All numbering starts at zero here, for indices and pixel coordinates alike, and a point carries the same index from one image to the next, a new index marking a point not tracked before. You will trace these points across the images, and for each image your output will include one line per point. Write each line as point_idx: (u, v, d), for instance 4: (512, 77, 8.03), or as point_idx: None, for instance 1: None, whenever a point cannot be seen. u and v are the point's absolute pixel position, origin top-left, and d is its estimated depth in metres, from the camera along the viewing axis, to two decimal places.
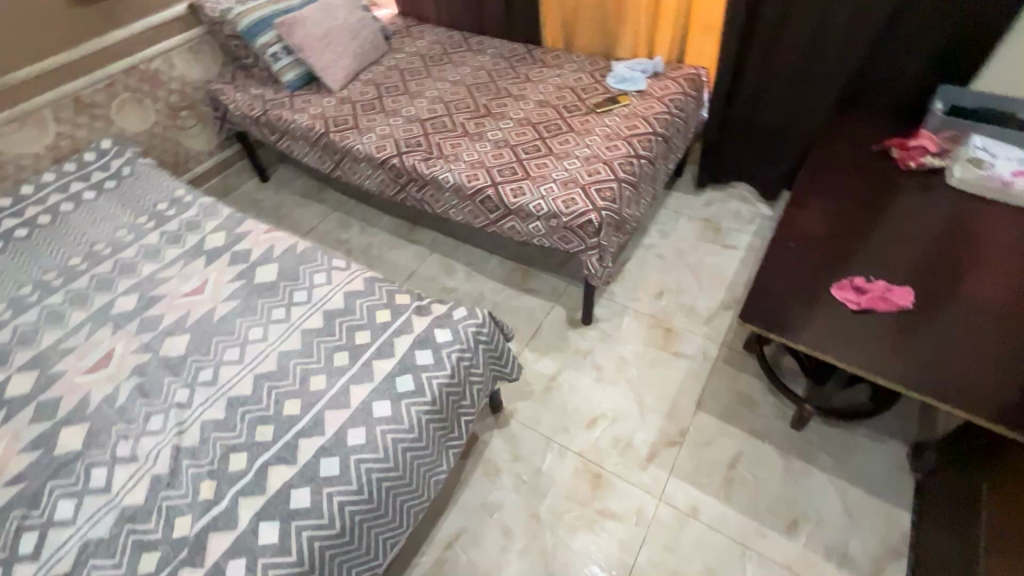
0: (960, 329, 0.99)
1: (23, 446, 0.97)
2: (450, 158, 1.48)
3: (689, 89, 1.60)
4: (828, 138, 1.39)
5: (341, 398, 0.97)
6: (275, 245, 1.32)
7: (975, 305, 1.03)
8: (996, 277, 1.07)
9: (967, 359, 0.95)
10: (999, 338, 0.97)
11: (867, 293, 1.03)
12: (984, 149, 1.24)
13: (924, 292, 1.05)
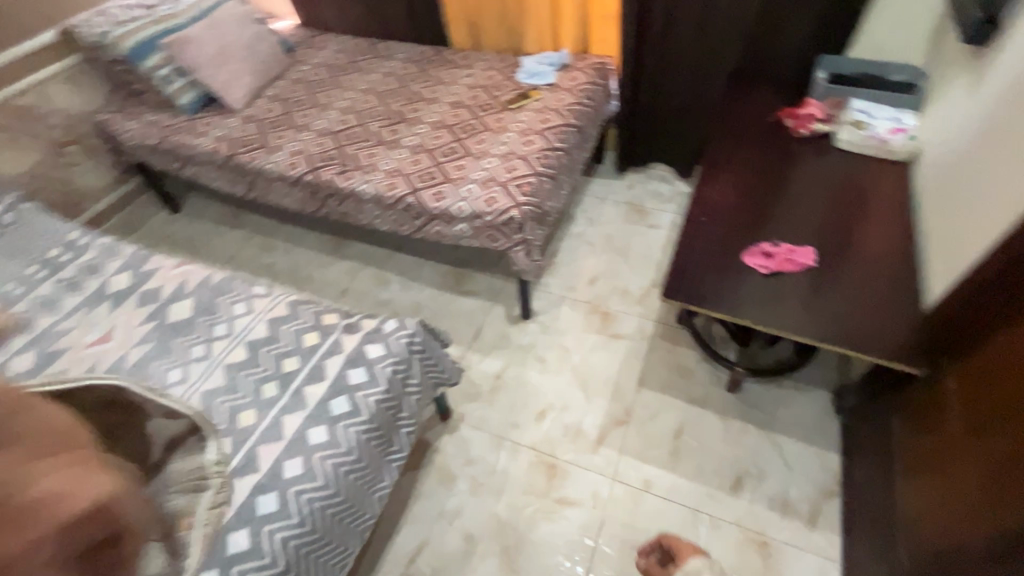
0: (856, 280, 1.08)
1: None
2: (367, 169, 1.45)
3: (596, 78, 1.64)
4: (728, 114, 1.47)
5: (273, 430, 0.93)
6: (187, 279, 1.25)
7: (869, 256, 1.12)
8: (882, 229, 1.16)
9: (866, 308, 1.03)
10: (890, 284, 1.06)
11: (773, 258, 1.10)
12: (863, 111, 1.35)
13: (824, 250, 1.13)
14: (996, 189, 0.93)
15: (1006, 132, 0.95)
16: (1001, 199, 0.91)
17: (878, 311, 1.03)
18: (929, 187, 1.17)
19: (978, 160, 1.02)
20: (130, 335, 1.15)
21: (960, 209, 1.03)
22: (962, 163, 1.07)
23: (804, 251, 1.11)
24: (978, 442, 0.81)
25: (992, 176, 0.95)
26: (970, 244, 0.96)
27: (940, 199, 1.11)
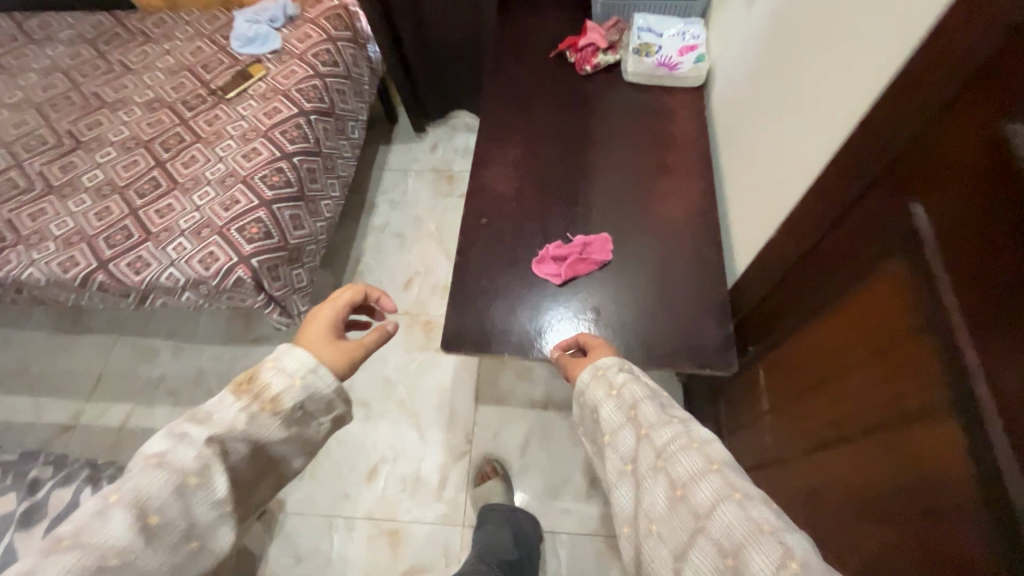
0: (659, 263, 0.92)
1: None
2: (32, 240, 1.02)
3: (336, 31, 1.24)
4: (503, 56, 1.18)
5: None
6: None
7: (671, 227, 0.96)
8: (683, 183, 1.00)
9: (672, 299, 0.89)
10: (693, 260, 0.92)
11: (563, 261, 0.90)
12: (649, 30, 1.11)
13: (621, 234, 0.95)
14: (775, 142, 0.77)
15: (778, 64, 0.78)
16: (779, 155, 0.75)
17: (683, 300, 0.89)
18: (725, 122, 1.00)
19: (759, 96, 0.84)
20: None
21: (749, 160, 0.87)
22: (748, 97, 0.90)
23: (597, 241, 0.93)
24: (797, 462, 0.66)
25: (771, 123, 0.79)
26: (759, 207, 0.82)
27: (733, 142, 0.96)
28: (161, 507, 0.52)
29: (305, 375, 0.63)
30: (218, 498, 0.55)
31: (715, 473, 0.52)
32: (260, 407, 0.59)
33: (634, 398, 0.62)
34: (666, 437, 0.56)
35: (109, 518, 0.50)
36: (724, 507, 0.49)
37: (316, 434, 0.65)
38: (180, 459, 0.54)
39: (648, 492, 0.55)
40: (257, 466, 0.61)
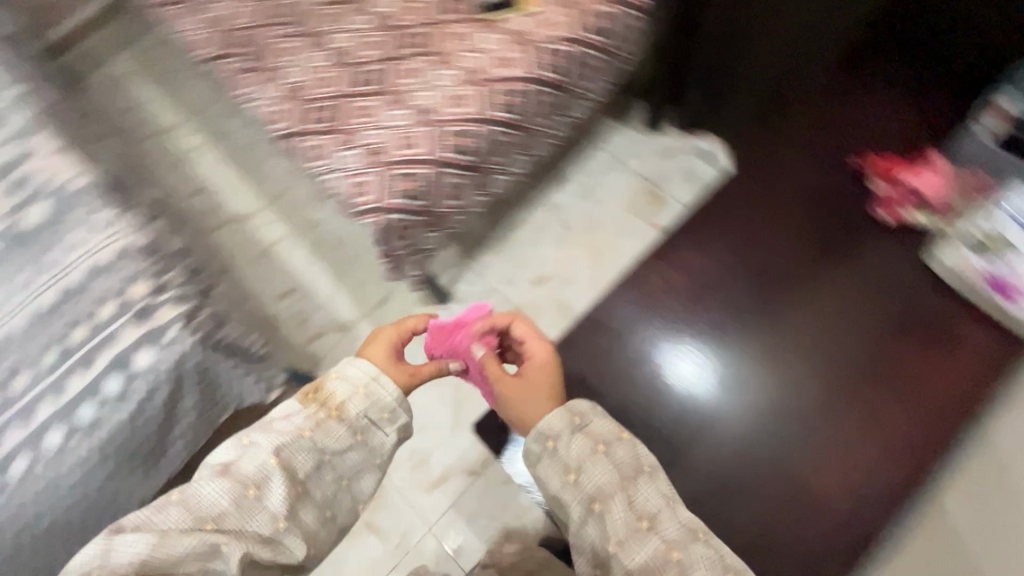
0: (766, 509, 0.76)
1: None
2: (275, 78, 1.13)
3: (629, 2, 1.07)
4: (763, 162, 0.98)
5: (24, 413, 0.87)
6: (59, 177, 1.13)
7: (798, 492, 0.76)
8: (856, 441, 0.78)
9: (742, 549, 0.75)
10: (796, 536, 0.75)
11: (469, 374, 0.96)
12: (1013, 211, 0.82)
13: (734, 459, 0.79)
14: None
15: None
16: None
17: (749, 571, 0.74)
18: None
19: None
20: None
21: None
22: None
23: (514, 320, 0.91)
24: None
25: None
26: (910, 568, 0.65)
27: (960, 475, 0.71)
28: (224, 510, 0.67)
29: (371, 385, 0.81)
30: (275, 507, 0.69)
31: (636, 502, 0.70)
32: (328, 412, 0.78)
33: (557, 429, 0.75)
34: (592, 478, 0.72)
35: (172, 509, 0.66)
36: (653, 546, 0.67)
37: (383, 445, 0.82)
38: (246, 470, 0.70)
39: (586, 538, 0.70)
40: (329, 478, 0.76)
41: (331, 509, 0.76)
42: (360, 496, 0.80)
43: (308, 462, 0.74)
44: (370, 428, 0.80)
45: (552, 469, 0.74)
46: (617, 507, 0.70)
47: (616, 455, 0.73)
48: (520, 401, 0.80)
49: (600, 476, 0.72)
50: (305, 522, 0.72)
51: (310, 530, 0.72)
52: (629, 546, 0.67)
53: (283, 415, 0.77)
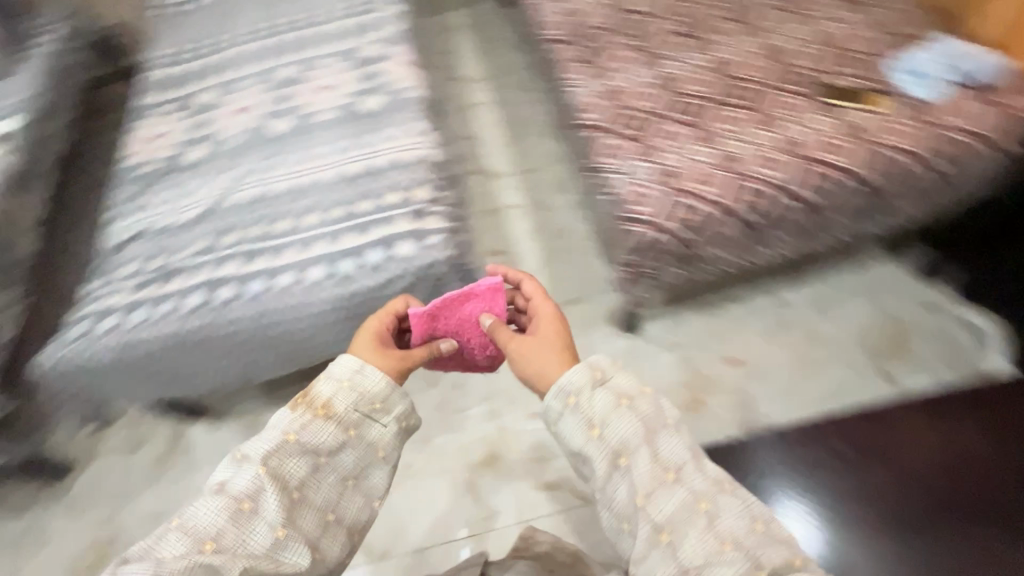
0: None
1: (179, 142, 1.35)
2: (601, 75, 1.22)
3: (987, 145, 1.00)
4: None
5: (306, 244, 1.06)
6: (399, 83, 1.36)
7: None
8: None
9: None
10: None
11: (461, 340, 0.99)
12: None
13: None
14: None
15: None
16: None
17: None
18: None
19: None
20: (324, 102, 1.35)
21: None
22: None
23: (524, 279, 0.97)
24: None
25: None
26: None
27: None
28: (219, 530, 0.67)
29: (355, 381, 0.80)
30: (273, 519, 0.68)
31: (661, 455, 0.68)
32: (313, 411, 0.76)
33: (579, 385, 0.72)
34: (616, 429, 0.69)
35: (172, 538, 0.67)
36: (681, 499, 0.64)
37: (383, 439, 0.80)
38: (234, 489, 0.70)
39: (613, 495, 0.68)
40: (331, 480, 0.75)
41: (332, 515, 0.74)
42: (370, 496, 0.78)
43: (300, 472, 0.73)
44: (362, 420, 0.79)
45: (575, 428, 0.72)
46: (642, 462, 0.67)
47: (642, 408, 0.71)
48: (533, 362, 0.81)
49: (625, 427, 0.69)
50: (302, 530, 0.71)
51: (312, 537, 0.72)
52: (654, 499, 0.65)
53: (271, 427, 0.75)
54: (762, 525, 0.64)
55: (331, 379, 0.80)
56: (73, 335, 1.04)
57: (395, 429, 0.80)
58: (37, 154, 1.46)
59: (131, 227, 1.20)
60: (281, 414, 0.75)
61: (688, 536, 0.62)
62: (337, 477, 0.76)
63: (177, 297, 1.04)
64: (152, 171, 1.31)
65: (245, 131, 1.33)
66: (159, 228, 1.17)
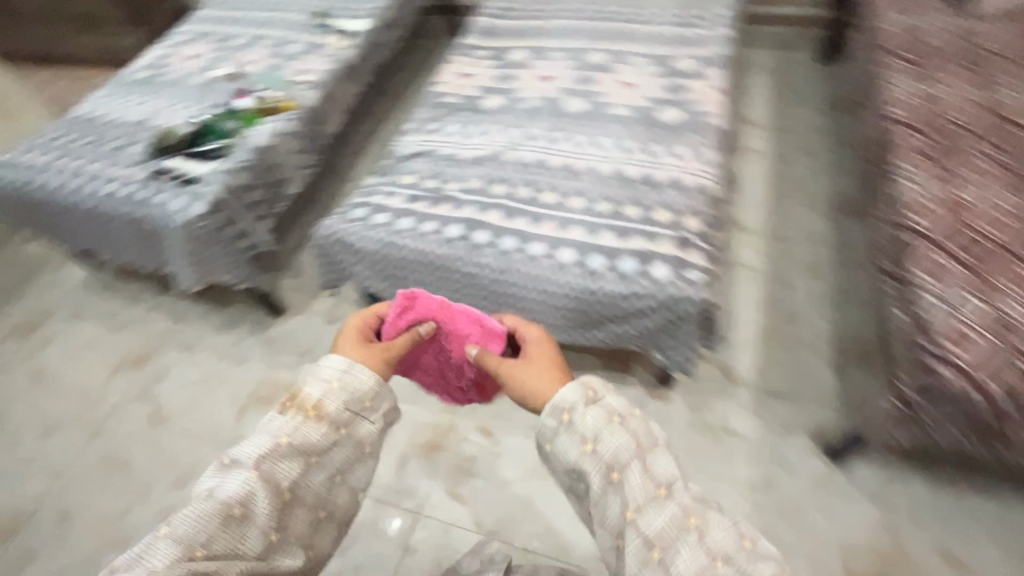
0: None
1: (481, 87, 1.45)
2: (948, 180, 1.03)
3: None
4: None
5: (565, 225, 1.06)
6: (702, 106, 1.30)
7: None
8: None
9: None
10: None
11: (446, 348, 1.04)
12: None
13: None
14: None
15: None
16: None
17: None
18: None
19: None
20: (622, 98, 1.35)
21: None
22: None
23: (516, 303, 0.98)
24: None
25: None
26: None
27: None
28: (210, 534, 0.70)
29: (347, 380, 0.84)
30: (261, 522, 0.73)
31: (653, 471, 0.69)
32: (303, 414, 0.80)
33: (572, 401, 0.75)
34: (611, 441, 0.71)
35: (170, 540, 0.69)
36: (671, 513, 0.65)
37: (369, 437, 0.84)
38: (222, 494, 0.73)
39: (607, 510, 0.69)
40: (321, 478, 0.81)
41: (322, 512, 0.80)
42: (354, 491, 0.85)
43: (290, 474, 0.78)
44: (350, 422, 0.83)
45: (570, 443, 0.74)
46: (633, 476, 0.69)
47: (632, 424, 0.73)
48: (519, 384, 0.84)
49: (615, 442, 0.71)
50: (289, 532, 0.76)
51: (295, 540, 0.77)
52: (644, 512, 0.66)
53: (256, 437, 0.78)
54: (747, 543, 0.64)
55: (316, 381, 0.84)
56: (349, 218, 1.15)
57: (379, 428, 0.85)
58: (367, 53, 1.69)
59: (420, 145, 1.33)
60: (270, 420, 0.79)
61: (679, 551, 0.62)
62: (326, 481, 0.81)
63: (437, 222, 1.11)
64: (452, 103, 1.42)
65: (542, 98, 1.38)
66: (443, 156, 1.27)
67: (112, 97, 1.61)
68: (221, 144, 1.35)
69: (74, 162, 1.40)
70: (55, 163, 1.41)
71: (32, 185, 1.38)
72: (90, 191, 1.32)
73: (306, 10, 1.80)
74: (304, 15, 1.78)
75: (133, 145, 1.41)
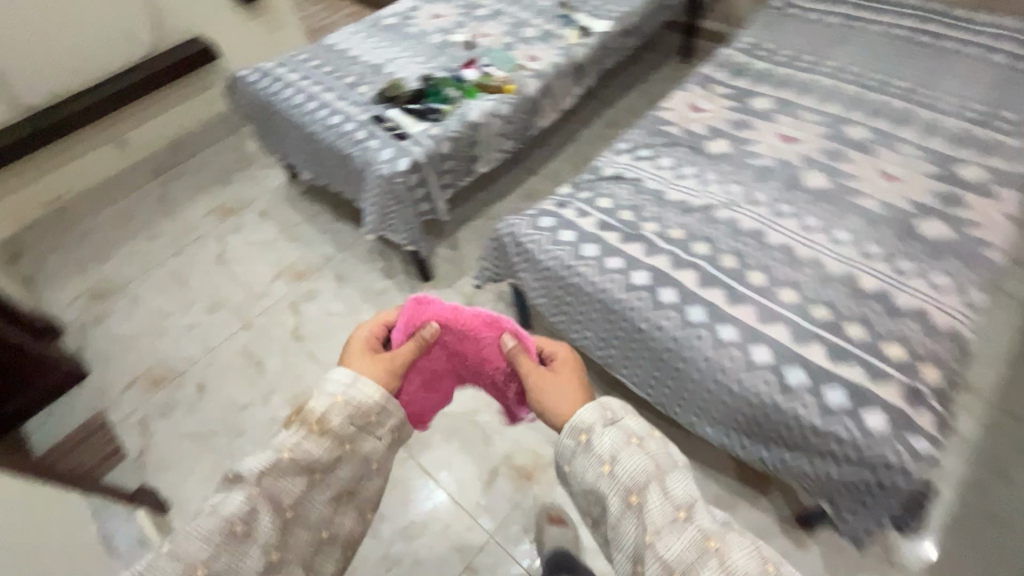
0: None
1: (710, 126, 1.32)
2: None
3: None
4: None
5: (769, 318, 0.91)
6: (980, 230, 1.05)
7: None
8: None
9: None
10: None
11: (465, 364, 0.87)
12: None
13: None
14: None
15: None
16: None
17: None
18: None
19: None
20: (875, 189, 1.13)
21: None
22: None
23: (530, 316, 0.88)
24: None
25: None
26: None
27: None
28: (210, 553, 0.52)
29: (350, 395, 0.61)
30: (266, 549, 0.54)
31: (674, 493, 0.58)
32: (308, 427, 0.58)
33: (590, 422, 0.64)
34: (630, 463, 0.59)
35: (160, 569, 0.50)
36: (692, 539, 0.54)
37: (375, 455, 0.62)
38: (223, 509, 0.54)
39: (626, 537, 0.57)
40: (335, 498, 0.60)
41: (326, 534, 0.60)
42: (362, 508, 0.63)
43: (294, 491, 0.57)
44: (363, 428, 0.61)
45: (586, 464, 0.62)
46: (653, 497, 0.57)
47: (652, 445, 0.62)
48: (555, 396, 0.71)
49: (635, 463, 0.59)
50: (296, 552, 0.57)
51: (303, 563, 0.57)
52: (660, 535, 0.55)
53: (262, 455, 0.57)
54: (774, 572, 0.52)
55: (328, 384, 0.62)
56: (536, 224, 1.09)
57: (388, 447, 0.63)
58: (598, 56, 1.64)
59: (626, 169, 1.23)
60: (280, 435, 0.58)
61: None
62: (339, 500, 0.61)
63: (624, 262, 1.00)
64: (673, 135, 1.31)
65: (777, 159, 1.21)
66: (649, 190, 1.17)
67: (360, 35, 1.73)
68: (439, 107, 1.38)
69: (312, 86, 1.51)
70: (298, 81, 1.54)
71: (274, 95, 1.52)
72: (317, 117, 1.42)
73: None
74: (550, 3, 1.78)
75: (364, 85, 1.50)
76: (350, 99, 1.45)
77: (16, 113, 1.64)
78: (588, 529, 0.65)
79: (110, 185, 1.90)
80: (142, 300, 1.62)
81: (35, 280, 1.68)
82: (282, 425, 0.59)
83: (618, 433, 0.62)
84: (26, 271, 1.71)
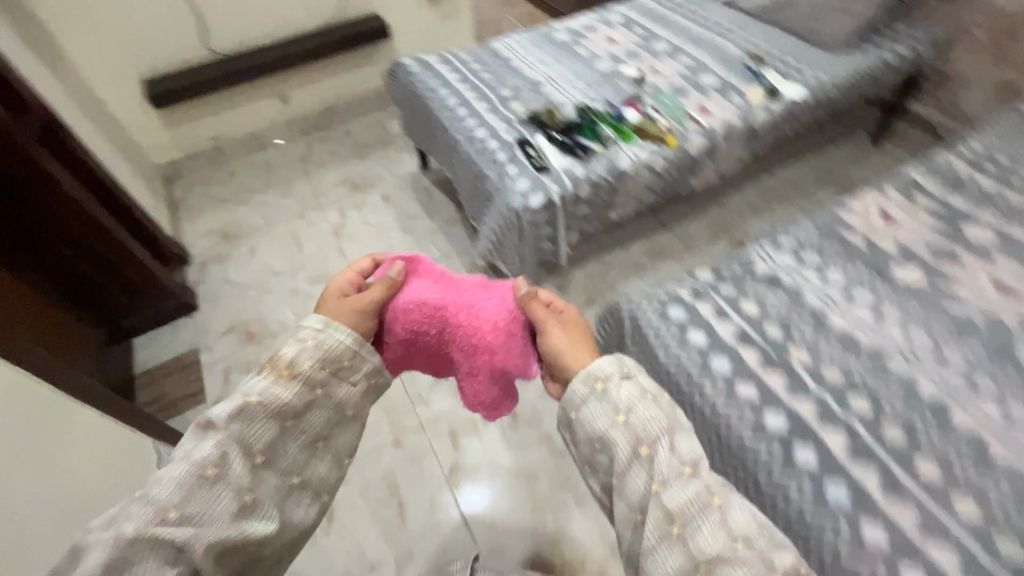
0: None
1: (902, 243, 1.08)
2: None
3: None
4: None
5: (929, 531, 0.71)
6: None
7: None
8: None
9: None
10: None
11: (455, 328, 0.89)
12: None
13: None
14: None
15: None
16: None
17: None
18: None
19: None
20: None
21: None
22: None
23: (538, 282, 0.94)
24: None
25: None
26: None
27: None
28: (184, 495, 0.59)
29: (322, 340, 0.72)
30: (240, 484, 0.62)
31: (678, 448, 0.63)
32: (277, 373, 0.69)
33: (608, 372, 0.70)
34: (643, 414, 0.65)
35: (142, 504, 0.58)
36: (696, 491, 0.59)
37: (349, 400, 0.75)
38: (202, 453, 0.62)
39: (632, 481, 0.62)
40: (303, 447, 0.71)
41: (296, 479, 0.71)
42: (337, 457, 0.75)
43: (264, 436, 0.68)
44: (337, 385, 0.73)
45: (599, 412, 0.67)
46: (661, 450, 0.63)
47: (659, 403, 0.68)
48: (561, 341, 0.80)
49: (648, 414, 0.65)
50: (265, 497, 0.65)
51: (274, 501, 0.67)
52: (667, 486, 0.60)
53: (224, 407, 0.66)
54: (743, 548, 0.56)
55: (305, 333, 0.73)
56: (662, 312, 0.95)
57: (362, 390, 0.76)
58: (779, 123, 1.43)
59: (784, 271, 1.04)
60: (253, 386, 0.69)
61: (700, 531, 0.56)
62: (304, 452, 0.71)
63: (756, 394, 0.84)
64: (853, 242, 1.08)
65: (985, 312, 0.96)
66: (809, 307, 0.97)
67: (527, 46, 1.66)
68: (588, 145, 1.26)
69: (467, 91, 1.47)
70: (453, 82, 1.51)
71: (428, 91, 1.49)
72: (463, 125, 1.37)
73: (744, 48, 1.61)
74: (739, 52, 1.60)
75: (517, 100, 1.43)
76: (499, 114, 1.39)
77: (205, 53, 1.76)
78: (587, 468, 0.71)
79: (264, 135, 2.03)
80: (260, 252, 1.70)
81: (181, 207, 1.84)
82: (253, 378, 0.69)
83: (631, 386, 0.68)
84: (177, 195, 1.87)
